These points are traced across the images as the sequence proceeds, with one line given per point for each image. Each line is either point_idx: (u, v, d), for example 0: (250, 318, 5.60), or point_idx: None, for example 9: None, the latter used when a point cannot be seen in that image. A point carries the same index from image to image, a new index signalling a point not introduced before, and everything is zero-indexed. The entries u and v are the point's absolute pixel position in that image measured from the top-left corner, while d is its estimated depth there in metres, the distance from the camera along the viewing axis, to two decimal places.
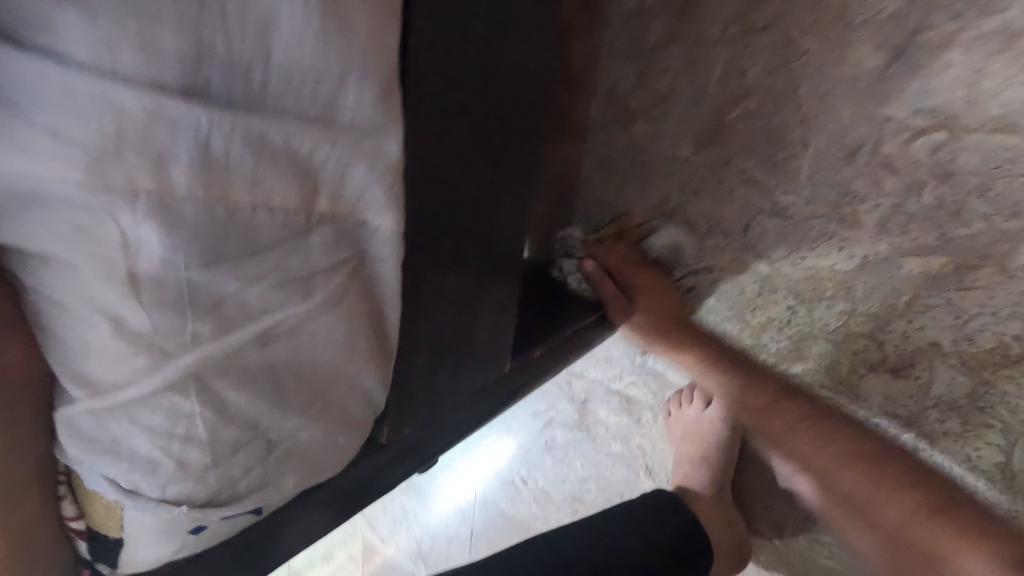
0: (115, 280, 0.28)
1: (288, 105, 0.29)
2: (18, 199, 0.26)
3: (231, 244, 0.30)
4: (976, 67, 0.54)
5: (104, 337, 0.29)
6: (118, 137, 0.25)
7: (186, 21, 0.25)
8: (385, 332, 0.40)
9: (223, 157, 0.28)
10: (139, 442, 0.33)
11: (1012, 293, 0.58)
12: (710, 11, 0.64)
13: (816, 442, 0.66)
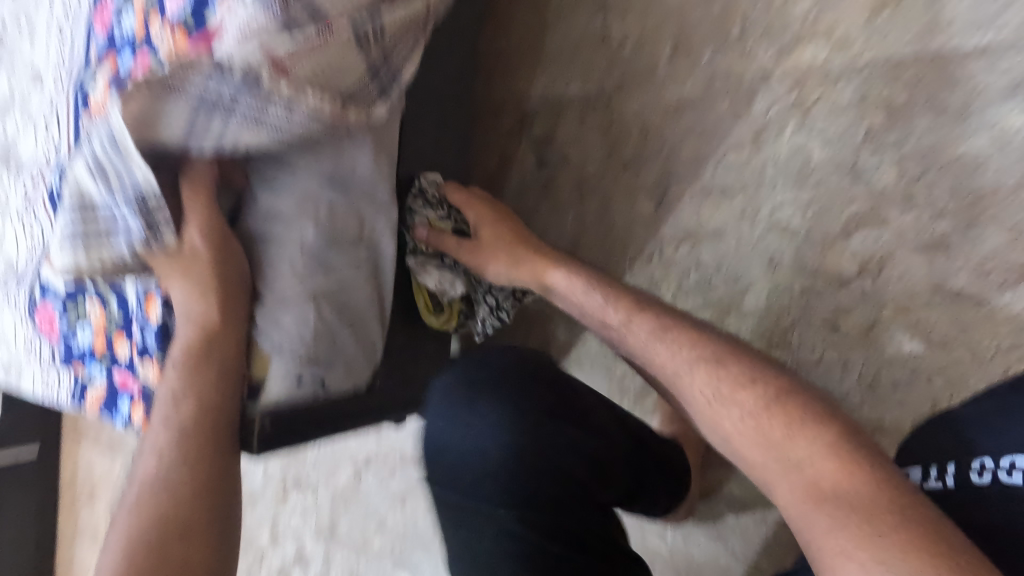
0: (294, 245, 0.61)
1: (359, 187, 0.62)
2: (271, 217, 0.62)
3: (334, 240, 0.62)
4: (696, 206, 1.02)
5: (287, 272, 0.61)
6: (306, 192, 0.60)
7: (330, 156, 0.60)
8: (385, 307, 0.67)
9: (339, 202, 0.61)
10: (287, 318, 0.62)
11: (748, 327, 0.98)
12: (561, 187, 1.13)
13: (660, 334, 0.75)
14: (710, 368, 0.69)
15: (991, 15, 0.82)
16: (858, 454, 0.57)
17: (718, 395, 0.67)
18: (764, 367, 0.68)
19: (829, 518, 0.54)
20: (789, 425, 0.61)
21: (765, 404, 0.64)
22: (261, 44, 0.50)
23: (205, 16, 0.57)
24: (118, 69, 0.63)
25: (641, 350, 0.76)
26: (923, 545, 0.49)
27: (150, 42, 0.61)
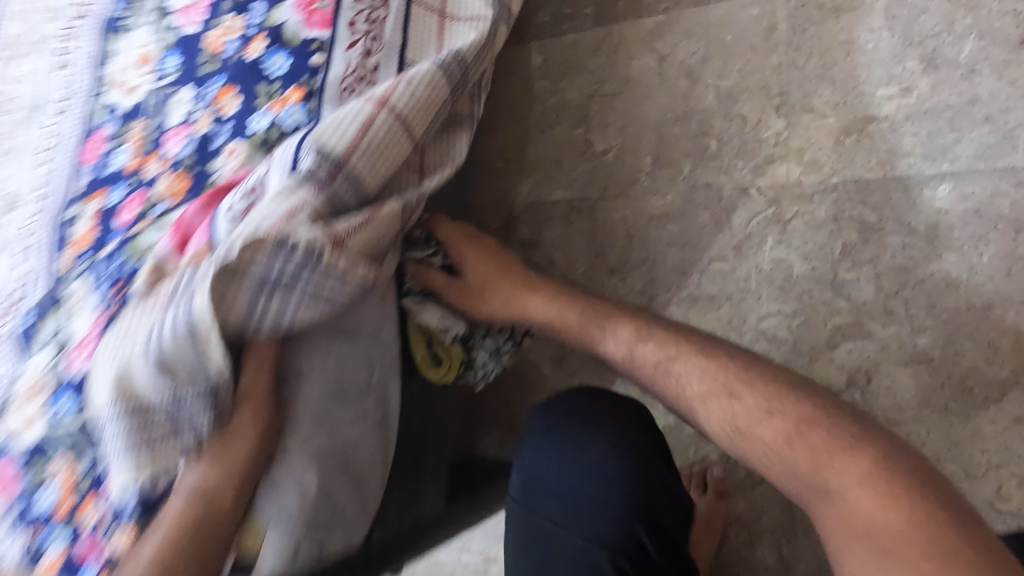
0: (301, 407, 0.57)
1: (370, 340, 0.60)
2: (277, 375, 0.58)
3: (343, 399, 0.58)
4: (683, 312, 1.03)
5: (291, 436, 0.57)
6: (317, 352, 0.57)
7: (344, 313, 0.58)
8: (389, 457, 0.63)
9: (349, 359, 0.59)
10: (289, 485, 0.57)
11: None
12: None
13: (672, 364, 0.78)
14: (724, 400, 0.73)
15: (946, 145, 0.90)
16: (892, 487, 0.61)
17: (741, 426, 0.72)
18: (782, 392, 0.72)
19: (874, 557, 0.59)
20: (817, 457, 0.66)
21: (785, 438, 0.68)
22: (321, 223, 0.49)
23: (207, 162, 0.56)
24: (109, 205, 0.62)
25: (657, 379, 0.79)
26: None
27: (145, 182, 0.61)
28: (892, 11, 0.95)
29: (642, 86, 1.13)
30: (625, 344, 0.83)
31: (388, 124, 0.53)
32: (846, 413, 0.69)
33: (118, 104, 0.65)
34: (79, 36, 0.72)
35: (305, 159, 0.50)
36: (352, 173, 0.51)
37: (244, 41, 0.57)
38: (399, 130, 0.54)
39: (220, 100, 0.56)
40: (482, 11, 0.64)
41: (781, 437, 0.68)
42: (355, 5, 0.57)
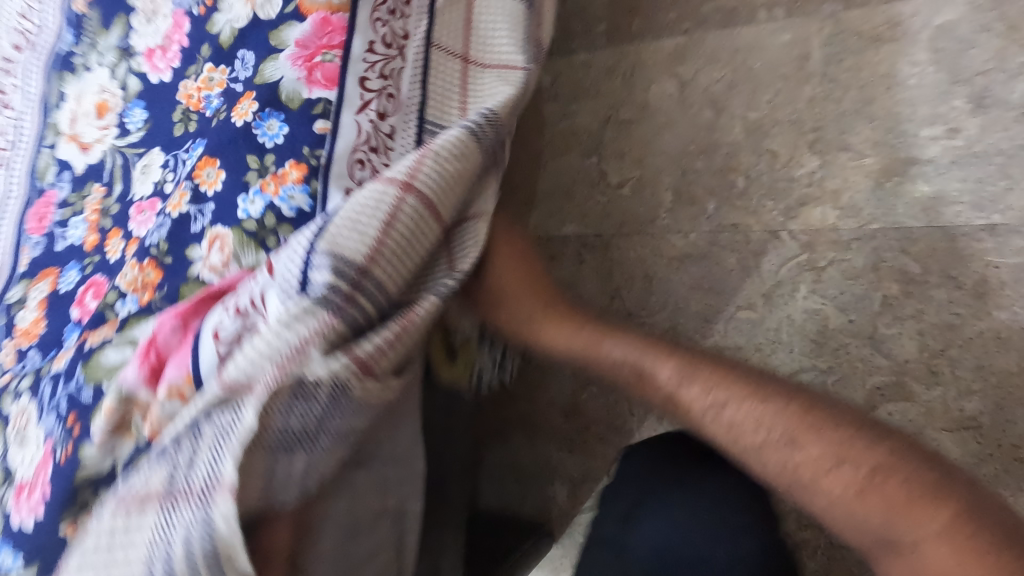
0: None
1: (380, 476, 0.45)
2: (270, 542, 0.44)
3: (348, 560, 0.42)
4: None
5: None
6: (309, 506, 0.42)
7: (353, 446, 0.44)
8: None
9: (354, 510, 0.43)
10: None
11: None
12: None
13: (716, 402, 0.66)
14: (782, 450, 0.61)
15: (997, 194, 0.83)
16: (977, 543, 0.52)
17: (803, 472, 0.60)
18: (853, 437, 0.59)
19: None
20: (893, 510, 0.56)
21: (855, 490, 0.57)
22: (347, 351, 0.42)
23: (185, 249, 0.46)
24: (61, 289, 0.52)
25: (697, 413, 0.67)
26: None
27: (106, 265, 0.50)
28: (938, 44, 0.88)
29: (661, 113, 1.04)
30: (659, 375, 0.70)
31: (417, 211, 0.44)
32: (929, 458, 0.57)
33: (72, 163, 0.54)
34: (18, 73, 0.60)
35: (320, 274, 0.43)
36: (374, 282, 0.44)
37: (230, 98, 0.46)
38: (430, 216, 0.45)
39: (200, 172, 0.46)
40: (514, 52, 0.54)
41: (852, 490, 0.57)
42: (367, 56, 0.47)
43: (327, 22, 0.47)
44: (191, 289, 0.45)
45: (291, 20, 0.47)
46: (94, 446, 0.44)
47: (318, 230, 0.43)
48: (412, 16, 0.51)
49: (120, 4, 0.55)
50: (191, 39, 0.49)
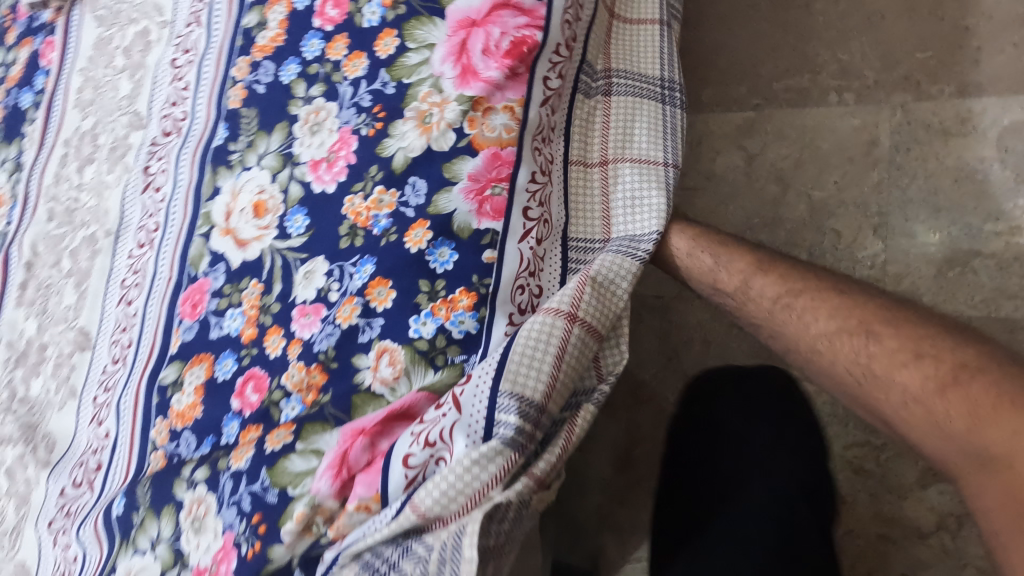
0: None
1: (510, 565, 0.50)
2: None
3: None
4: None
5: None
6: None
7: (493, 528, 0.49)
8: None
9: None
10: None
11: None
12: None
13: (800, 309, 0.58)
14: (854, 344, 0.55)
15: None
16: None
17: (887, 368, 0.53)
18: (938, 337, 0.52)
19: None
20: (976, 420, 0.47)
21: (936, 389, 0.50)
22: (526, 474, 0.45)
23: (351, 358, 0.50)
24: (217, 378, 0.55)
25: (776, 316, 0.60)
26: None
27: (265, 360, 0.53)
28: (1004, 143, 0.93)
29: (729, 182, 1.09)
30: (752, 281, 0.61)
31: (582, 338, 0.48)
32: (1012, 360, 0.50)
33: (226, 255, 0.58)
34: (167, 157, 0.64)
35: (506, 414, 0.45)
36: (548, 405, 0.47)
37: (401, 223, 0.50)
38: (590, 338, 0.49)
39: (370, 290, 0.50)
40: (653, 151, 0.58)
41: (946, 387, 0.49)
42: (529, 185, 0.51)
43: (497, 154, 0.50)
44: (362, 399, 0.48)
45: (461, 151, 0.50)
46: (283, 546, 0.46)
47: (497, 368, 0.46)
48: (557, 138, 0.55)
49: (279, 107, 0.58)
50: (359, 157, 0.53)
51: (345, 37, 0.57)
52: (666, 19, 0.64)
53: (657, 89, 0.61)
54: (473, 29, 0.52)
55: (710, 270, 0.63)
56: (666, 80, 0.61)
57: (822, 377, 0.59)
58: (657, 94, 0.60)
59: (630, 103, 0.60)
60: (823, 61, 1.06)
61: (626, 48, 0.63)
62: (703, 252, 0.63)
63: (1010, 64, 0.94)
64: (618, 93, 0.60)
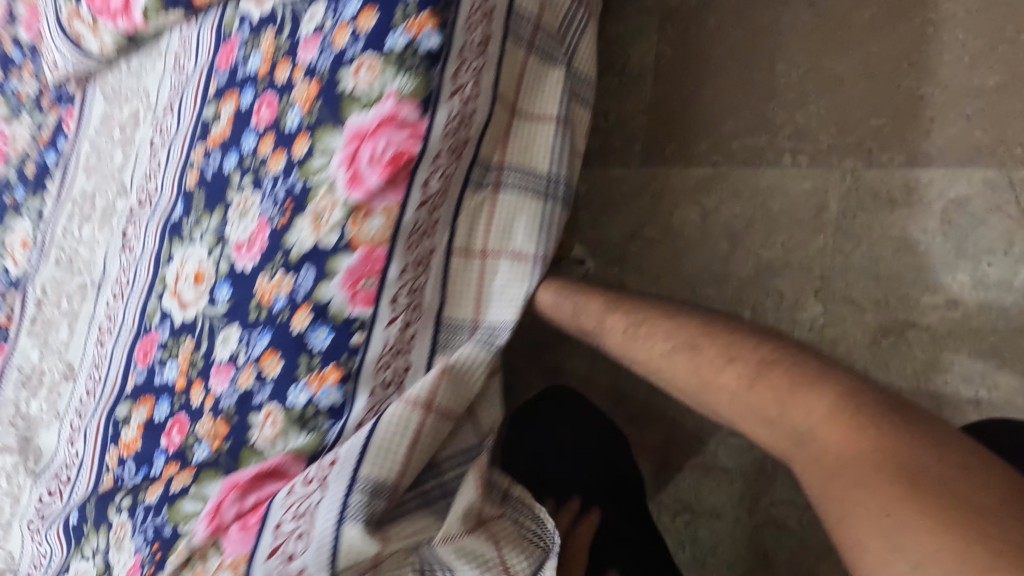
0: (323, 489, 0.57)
1: None
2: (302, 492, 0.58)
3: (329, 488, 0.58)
4: (697, 479, 1.06)
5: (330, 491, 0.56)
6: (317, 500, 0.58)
7: None
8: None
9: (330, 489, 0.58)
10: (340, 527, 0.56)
11: None
12: None
13: (649, 333, 0.84)
14: (687, 353, 0.80)
15: (987, 371, 0.89)
16: (858, 420, 0.66)
17: (720, 364, 0.77)
18: (742, 341, 0.77)
19: (868, 491, 0.61)
20: (784, 402, 0.71)
21: (747, 384, 0.74)
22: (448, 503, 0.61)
23: (247, 415, 0.60)
24: (156, 418, 0.67)
25: (630, 341, 0.85)
26: (978, 501, 0.56)
27: (189, 408, 0.65)
28: (948, 217, 0.93)
29: (683, 237, 1.13)
30: (613, 314, 0.88)
31: (435, 425, 0.57)
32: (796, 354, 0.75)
33: (172, 314, 0.70)
34: (139, 224, 0.77)
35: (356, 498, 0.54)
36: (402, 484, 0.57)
37: (293, 304, 0.60)
38: (445, 420, 0.58)
39: (263, 360, 0.60)
40: (528, 244, 0.66)
41: (758, 376, 0.74)
42: (400, 277, 0.59)
43: (371, 252, 0.58)
44: (248, 453, 0.59)
45: (341, 249, 0.58)
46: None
47: (359, 457, 0.55)
48: (439, 232, 0.63)
49: (220, 193, 0.69)
50: (270, 245, 0.63)
51: (272, 136, 0.67)
52: (562, 115, 0.72)
53: (544, 186, 0.69)
54: (364, 140, 0.60)
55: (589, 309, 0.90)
56: (552, 176, 0.70)
57: (674, 386, 0.82)
58: (541, 189, 0.69)
59: (516, 198, 0.67)
60: (782, 122, 1.07)
61: (522, 143, 0.70)
62: (577, 300, 0.90)
63: (962, 137, 0.93)
64: (506, 188, 0.67)
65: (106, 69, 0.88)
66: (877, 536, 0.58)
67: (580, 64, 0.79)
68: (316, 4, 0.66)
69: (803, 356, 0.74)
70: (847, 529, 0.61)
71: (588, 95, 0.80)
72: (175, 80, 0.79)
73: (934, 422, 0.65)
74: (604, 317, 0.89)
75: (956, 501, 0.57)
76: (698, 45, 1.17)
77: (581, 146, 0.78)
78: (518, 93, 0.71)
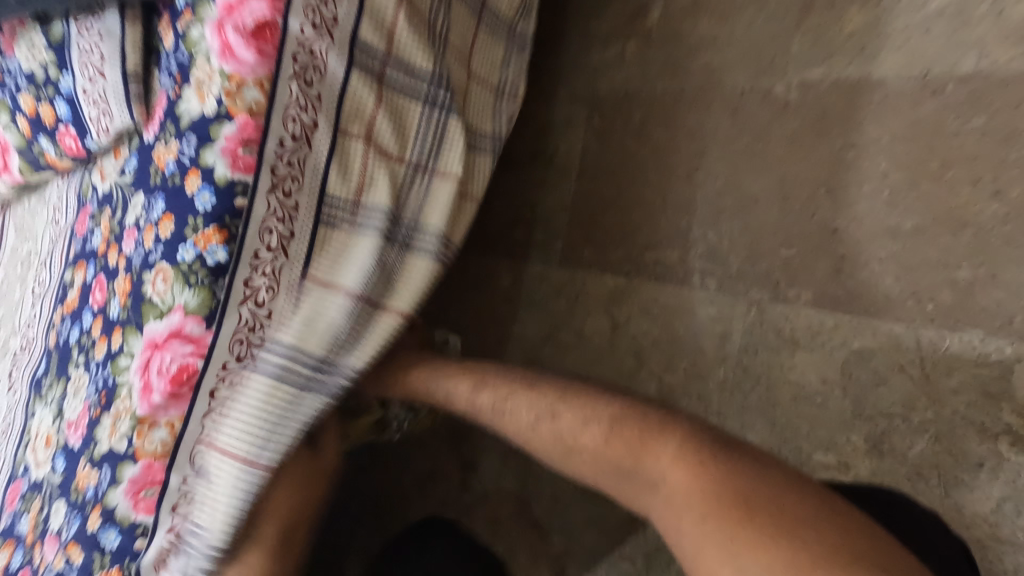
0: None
1: None
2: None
3: None
4: None
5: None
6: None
7: None
8: None
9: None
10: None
11: None
12: (472, 524, 1.16)
13: (514, 407, 0.79)
14: (547, 423, 0.76)
15: None
16: (696, 452, 0.65)
17: (579, 429, 0.73)
18: (594, 401, 0.75)
19: (713, 519, 0.60)
20: (634, 453, 0.68)
21: (603, 440, 0.71)
22: None
23: None
24: (12, 564, 0.74)
25: (498, 415, 0.80)
26: (798, 512, 0.57)
27: (32, 565, 0.73)
28: (849, 369, 0.85)
29: (592, 348, 1.08)
30: (480, 391, 0.81)
31: None
32: (637, 407, 0.73)
33: (30, 469, 0.76)
34: (21, 369, 0.83)
35: None
36: None
37: (92, 497, 0.66)
38: None
39: (71, 548, 0.67)
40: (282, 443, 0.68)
41: (608, 428, 0.71)
42: (183, 484, 0.67)
43: (151, 462, 0.65)
44: None
45: (125, 459, 0.65)
46: None
47: None
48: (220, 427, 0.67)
49: (65, 363, 0.74)
50: (88, 433, 0.68)
51: (101, 321, 0.70)
52: (354, 287, 0.69)
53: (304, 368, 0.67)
54: (155, 350, 0.63)
55: (454, 388, 0.83)
56: (318, 359, 0.68)
57: (544, 452, 0.76)
58: (305, 373, 0.67)
59: (265, 385, 0.66)
60: (694, 238, 1.00)
61: (300, 314, 0.67)
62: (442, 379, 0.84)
63: (872, 283, 0.85)
64: (268, 375, 0.66)
65: (16, 201, 0.94)
66: (724, 562, 0.57)
67: (415, 218, 0.75)
68: (137, 195, 0.69)
69: (643, 408, 0.72)
70: (699, 560, 0.59)
71: (428, 246, 0.75)
72: (53, 232, 0.84)
73: (750, 446, 0.66)
74: (469, 390, 0.82)
75: (779, 512, 0.57)
76: (621, 140, 1.09)
77: (401, 298, 0.74)
78: (309, 265, 0.68)
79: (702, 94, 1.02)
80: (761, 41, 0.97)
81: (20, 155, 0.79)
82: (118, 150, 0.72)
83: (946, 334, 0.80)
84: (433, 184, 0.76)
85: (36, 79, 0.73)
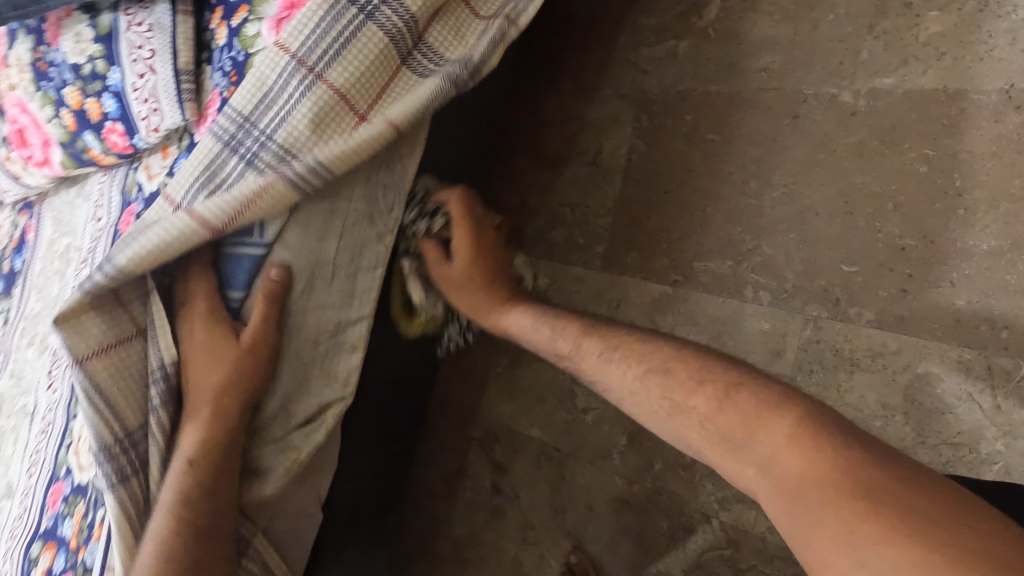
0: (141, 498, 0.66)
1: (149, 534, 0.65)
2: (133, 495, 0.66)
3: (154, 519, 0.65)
4: None
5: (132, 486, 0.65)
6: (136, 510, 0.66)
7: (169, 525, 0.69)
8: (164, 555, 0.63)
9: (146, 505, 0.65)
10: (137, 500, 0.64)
11: None
12: (503, 528, 1.14)
13: (618, 361, 0.68)
14: (652, 378, 0.64)
15: None
16: (819, 433, 0.51)
17: (686, 389, 0.61)
18: (714, 363, 0.61)
19: (834, 511, 0.47)
20: (748, 423, 0.55)
21: (718, 404, 0.57)
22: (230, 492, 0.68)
23: None
24: (55, 568, 0.73)
25: (596, 365, 0.70)
26: (952, 524, 0.43)
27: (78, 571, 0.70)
28: (912, 394, 0.82)
29: None
30: (582, 339, 0.73)
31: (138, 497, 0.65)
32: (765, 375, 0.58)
33: (73, 471, 0.75)
34: (61, 367, 0.81)
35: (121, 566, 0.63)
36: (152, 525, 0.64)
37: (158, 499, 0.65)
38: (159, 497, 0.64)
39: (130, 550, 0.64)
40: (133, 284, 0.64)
41: (717, 387, 0.58)
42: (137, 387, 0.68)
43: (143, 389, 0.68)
44: None
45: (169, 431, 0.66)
46: None
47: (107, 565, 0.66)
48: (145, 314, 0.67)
49: None
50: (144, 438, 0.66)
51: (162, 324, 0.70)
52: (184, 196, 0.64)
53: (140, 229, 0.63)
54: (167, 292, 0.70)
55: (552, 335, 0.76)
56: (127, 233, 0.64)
57: (642, 414, 0.65)
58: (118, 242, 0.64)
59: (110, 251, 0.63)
60: (748, 248, 0.96)
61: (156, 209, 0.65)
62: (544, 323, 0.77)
63: (941, 305, 0.82)
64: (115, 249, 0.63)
65: (52, 193, 0.91)
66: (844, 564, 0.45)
67: (285, 138, 0.63)
68: None
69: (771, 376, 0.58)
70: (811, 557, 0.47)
71: (266, 160, 0.63)
72: (93, 229, 0.78)
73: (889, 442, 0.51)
74: (570, 335, 0.74)
75: (917, 516, 0.44)
76: (670, 143, 1.05)
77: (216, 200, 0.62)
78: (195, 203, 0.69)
79: (760, 98, 0.97)
80: (827, 45, 0.93)
81: (63, 149, 0.76)
82: (166, 149, 0.70)
83: (1020, 364, 0.77)
84: (309, 88, 0.63)
85: (82, 73, 0.70)
